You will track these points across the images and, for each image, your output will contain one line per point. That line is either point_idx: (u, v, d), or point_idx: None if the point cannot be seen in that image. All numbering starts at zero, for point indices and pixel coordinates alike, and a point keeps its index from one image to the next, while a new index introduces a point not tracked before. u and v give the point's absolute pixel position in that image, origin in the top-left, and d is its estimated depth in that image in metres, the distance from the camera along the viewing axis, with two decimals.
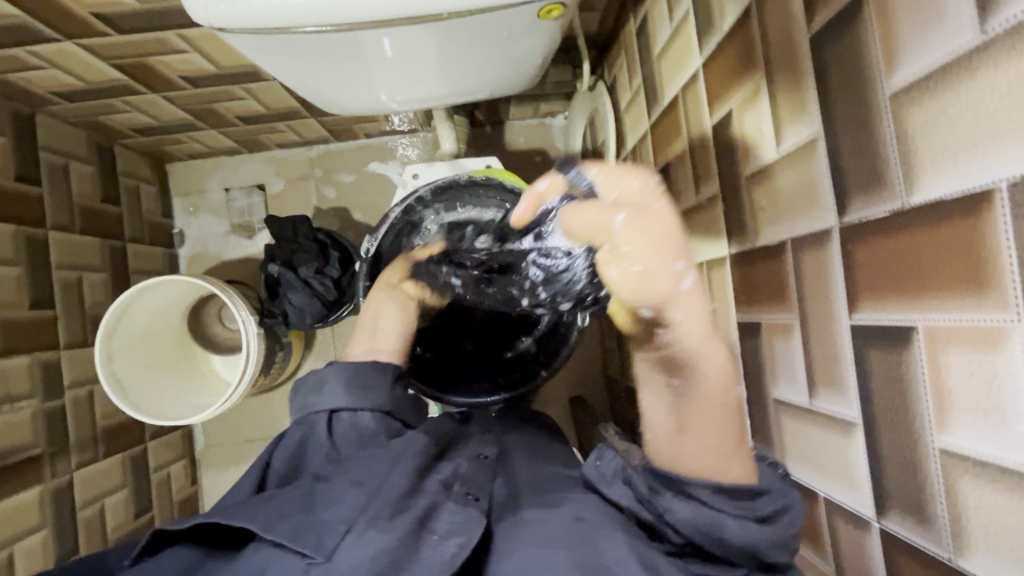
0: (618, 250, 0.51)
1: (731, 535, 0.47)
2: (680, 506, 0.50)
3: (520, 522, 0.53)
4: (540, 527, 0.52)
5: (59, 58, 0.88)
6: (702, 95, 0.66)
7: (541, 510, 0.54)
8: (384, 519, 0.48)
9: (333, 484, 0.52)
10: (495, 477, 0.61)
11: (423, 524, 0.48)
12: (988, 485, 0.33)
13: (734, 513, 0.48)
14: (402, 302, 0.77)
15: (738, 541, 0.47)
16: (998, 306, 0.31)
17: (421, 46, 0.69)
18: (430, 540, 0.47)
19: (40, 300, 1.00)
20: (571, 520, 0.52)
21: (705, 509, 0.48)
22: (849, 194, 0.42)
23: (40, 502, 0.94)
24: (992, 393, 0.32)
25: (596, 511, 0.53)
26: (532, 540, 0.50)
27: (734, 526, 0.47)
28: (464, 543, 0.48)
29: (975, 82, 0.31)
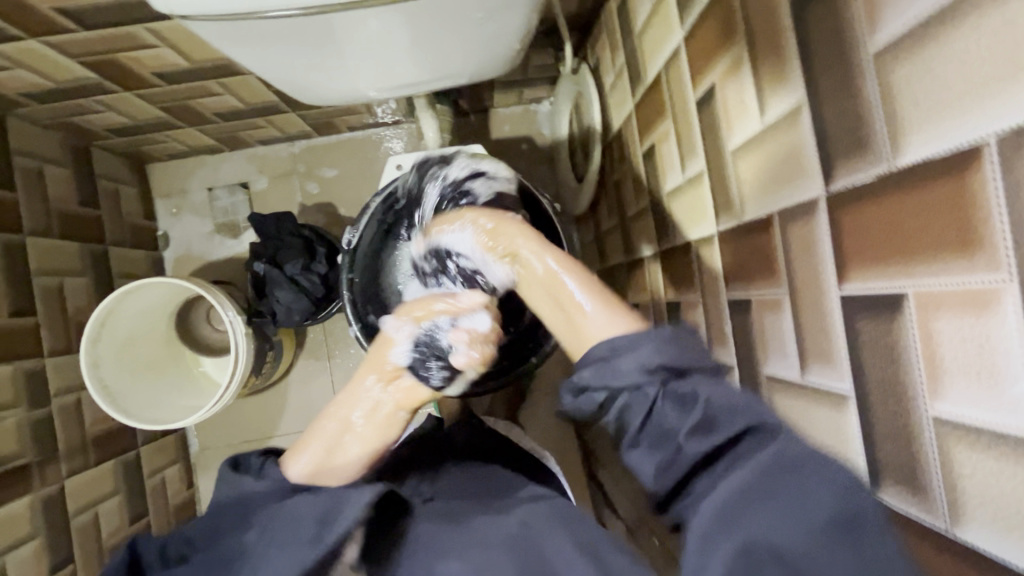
0: (528, 265, 0.64)
1: (630, 366, 0.46)
2: (606, 359, 0.48)
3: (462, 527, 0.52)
4: (482, 531, 0.51)
5: (25, 57, 0.86)
6: (684, 69, 0.64)
7: (478, 519, 0.53)
8: (296, 510, 0.49)
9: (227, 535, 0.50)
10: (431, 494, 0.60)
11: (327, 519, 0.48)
12: (984, 452, 0.32)
13: (633, 351, 0.47)
14: (387, 418, 0.66)
15: (646, 375, 0.45)
16: (989, 266, 0.30)
17: (395, 29, 0.67)
18: None
19: (21, 307, 0.98)
20: (507, 533, 0.51)
21: (607, 361, 0.48)
22: (835, 160, 0.40)
23: (30, 511, 0.93)
24: (985, 357, 0.31)
25: (529, 521, 0.53)
26: (472, 544, 0.50)
27: (632, 354, 0.46)
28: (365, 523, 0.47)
29: (961, 34, 0.30)
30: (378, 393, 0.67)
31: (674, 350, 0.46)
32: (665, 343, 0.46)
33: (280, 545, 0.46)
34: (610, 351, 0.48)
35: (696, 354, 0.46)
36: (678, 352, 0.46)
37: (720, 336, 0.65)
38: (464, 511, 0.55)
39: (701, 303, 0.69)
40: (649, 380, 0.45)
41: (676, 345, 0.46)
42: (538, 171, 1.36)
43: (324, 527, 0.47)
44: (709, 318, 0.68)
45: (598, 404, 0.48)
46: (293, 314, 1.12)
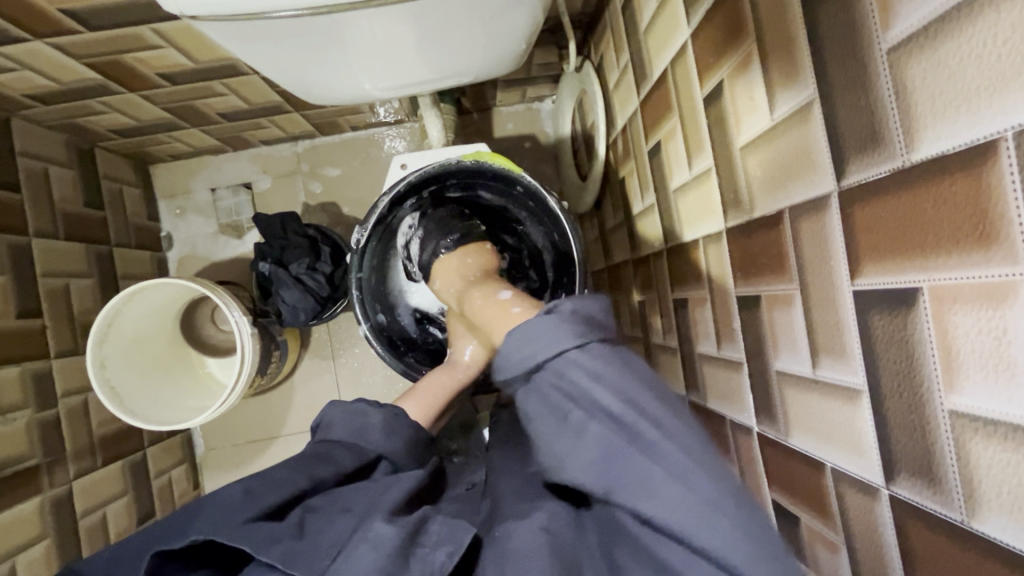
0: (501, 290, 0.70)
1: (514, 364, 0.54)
2: (501, 359, 0.56)
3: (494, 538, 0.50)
4: (510, 539, 0.49)
5: (30, 58, 0.86)
6: (691, 67, 0.65)
7: (512, 523, 0.51)
8: (385, 516, 0.47)
9: (323, 511, 0.51)
10: (480, 503, 0.62)
11: (413, 536, 0.47)
12: (1001, 444, 0.32)
13: (517, 348, 0.54)
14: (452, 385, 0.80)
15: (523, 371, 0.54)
16: (1006, 259, 0.30)
17: (401, 29, 0.67)
18: (420, 552, 0.46)
19: (28, 309, 0.98)
20: (538, 529, 0.49)
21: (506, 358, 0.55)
22: (848, 155, 0.40)
23: (39, 511, 0.93)
24: (1002, 350, 0.31)
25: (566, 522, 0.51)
26: (506, 554, 0.47)
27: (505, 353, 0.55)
28: (455, 550, 0.47)
29: (976, 29, 0.30)
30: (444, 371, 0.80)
31: (542, 342, 0.53)
32: (547, 330, 0.53)
33: (364, 548, 0.45)
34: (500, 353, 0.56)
35: (572, 339, 0.52)
36: (537, 343, 0.53)
37: (728, 332, 0.65)
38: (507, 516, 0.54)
39: (709, 299, 0.70)
40: (518, 376, 0.54)
41: (552, 332, 0.53)
42: (542, 169, 1.36)
43: (411, 544, 0.46)
44: (716, 315, 0.68)
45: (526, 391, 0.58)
46: (299, 313, 1.12)
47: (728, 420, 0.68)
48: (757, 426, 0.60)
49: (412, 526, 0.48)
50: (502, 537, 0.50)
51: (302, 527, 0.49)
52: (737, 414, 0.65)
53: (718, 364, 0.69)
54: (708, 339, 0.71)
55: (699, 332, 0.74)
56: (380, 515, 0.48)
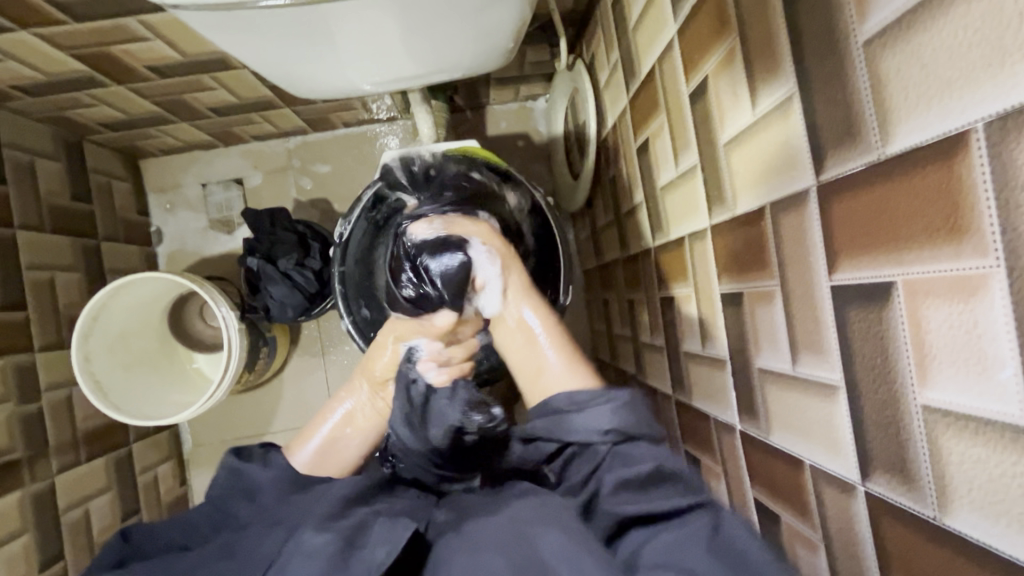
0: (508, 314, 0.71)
1: (586, 424, 0.54)
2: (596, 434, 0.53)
3: (459, 532, 0.48)
4: (477, 536, 0.47)
5: (16, 49, 0.85)
6: (677, 62, 0.64)
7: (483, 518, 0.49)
8: (318, 525, 0.47)
9: (255, 530, 0.52)
10: (436, 506, 0.55)
11: (352, 539, 0.46)
12: (972, 439, 0.32)
13: (589, 410, 0.54)
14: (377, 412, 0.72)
15: (603, 435, 0.52)
16: (977, 252, 0.30)
17: (387, 21, 0.67)
18: (360, 552, 0.45)
19: (12, 302, 0.97)
20: (507, 519, 0.48)
21: (562, 416, 0.56)
22: (825, 150, 0.40)
23: (20, 506, 0.92)
24: (972, 344, 0.31)
25: (534, 505, 0.49)
26: (464, 547, 0.46)
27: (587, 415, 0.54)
28: (393, 550, 0.45)
29: (948, 20, 0.30)
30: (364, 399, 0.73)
31: (628, 416, 0.52)
32: (643, 411, 0.53)
33: (300, 558, 0.45)
34: (581, 404, 0.55)
35: (659, 428, 0.53)
36: (638, 417, 0.52)
37: (713, 330, 0.65)
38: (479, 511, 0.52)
39: (695, 297, 0.69)
40: (600, 440, 0.52)
41: (643, 412, 0.53)
42: (534, 168, 1.36)
43: (350, 550, 0.45)
44: (701, 313, 0.68)
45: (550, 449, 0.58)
46: (287, 309, 1.12)
47: (712, 419, 0.68)
48: (739, 424, 0.60)
49: (351, 529, 0.47)
50: (471, 531, 0.48)
51: (233, 548, 0.50)
52: (721, 412, 0.65)
53: (703, 362, 0.69)
54: (694, 336, 0.71)
55: (685, 330, 0.74)
56: (313, 526, 0.47)
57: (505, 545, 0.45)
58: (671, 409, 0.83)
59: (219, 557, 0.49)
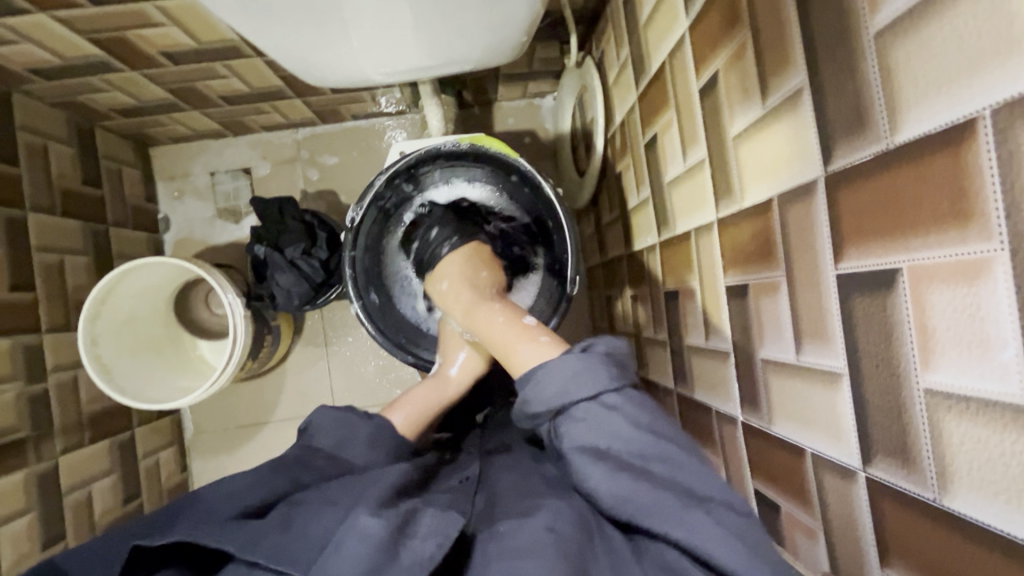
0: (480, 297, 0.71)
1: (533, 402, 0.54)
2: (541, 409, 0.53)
3: (495, 535, 0.48)
4: (512, 536, 0.46)
5: (33, 32, 0.86)
6: (688, 57, 0.65)
7: (516, 520, 0.48)
8: (373, 509, 0.47)
9: (309, 504, 0.51)
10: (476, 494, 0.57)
11: (403, 526, 0.46)
12: (973, 420, 0.32)
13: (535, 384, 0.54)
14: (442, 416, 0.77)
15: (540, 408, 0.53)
16: (981, 236, 0.30)
17: (401, 10, 0.68)
18: (410, 542, 0.45)
19: (21, 282, 0.98)
20: (542, 528, 0.46)
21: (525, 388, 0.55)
22: (835, 140, 0.41)
23: (25, 485, 0.93)
24: (975, 327, 0.32)
25: (573, 519, 0.48)
26: (503, 551, 0.45)
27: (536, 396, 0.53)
28: (444, 542, 0.46)
29: (959, 9, 0.31)
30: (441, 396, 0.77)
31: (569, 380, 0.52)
32: (579, 368, 0.52)
33: (349, 542, 0.44)
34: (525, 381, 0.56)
35: (606, 379, 0.51)
36: (566, 380, 0.52)
37: (716, 323, 0.66)
38: (511, 512, 0.51)
39: (699, 291, 0.70)
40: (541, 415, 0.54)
41: (582, 372, 0.51)
42: (540, 164, 1.37)
43: (399, 538, 0.45)
44: (705, 306, 0.69)
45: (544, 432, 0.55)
46: (292, 298, 1.13)
47: (714, 412, 0.68)
48: (741, 416, 0.61)
49: (401, 518, 0.46)
50: (507, 534, 0.47)
51: (288, 522, 0.49)
52: (723, 404, 0.66)
53: (706, 356, 0.70)
54: (697, 330, 0.72)
55: (689, 324, 0.75)
56: (366, 508, 0.47)
57: (554, 549, 0.43)
58: (672, 403, 0.84)
59: (275, 530, 0.48)
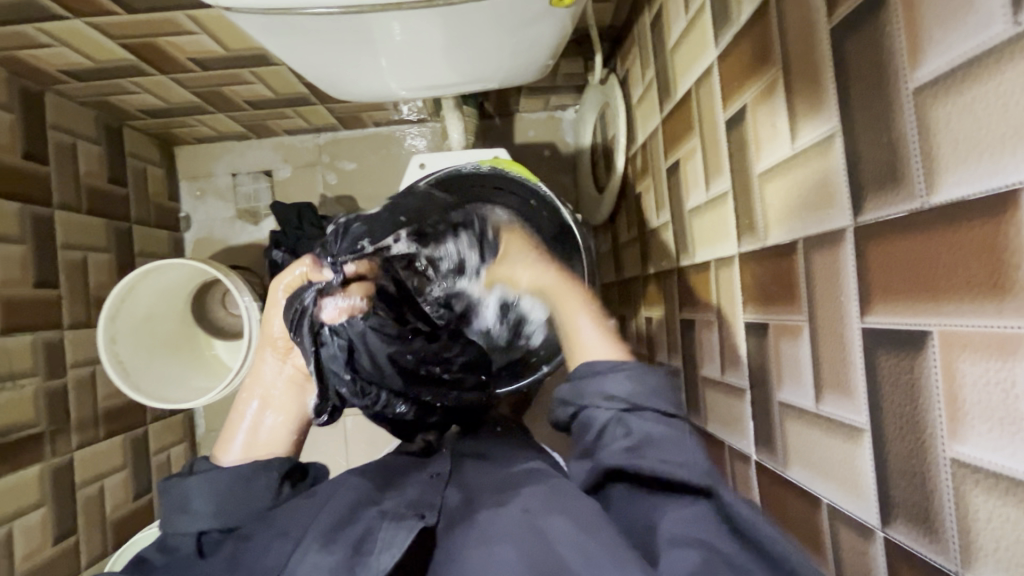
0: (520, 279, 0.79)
1: (596, 390, 0.55)
2: (594, 385, 0.55)
3: (472, 524, 0.49)
4: (490, 527, 0.48)
5: (68, 37, 0.88)
6: (715, 88, 0.64)
7: (491, 509, 0.50)
8: (322, 539, 0.48)
9: (262, 537, 0.53)
10: (449, 487, 0.57)
11: (357, 550, 0.47)
12: (1001, 498, 0.31)
13: (598, 380, 0.55)
14: (294, 381, 0.69)
15: (607, 401, 0.54)
16: (1020, 312, 0.29)
17: (430, 32, 0.68)
18: (367, 559, 0.47)
19: (45, 279, 1.00)
20: (519, 512, 0.48)
21: (580, 381, 0.57)
22: (866, 192, 0.40)
23: (40, 479, 0.94)
24: (1009, 403, 0.31)
25: (546, 496, 0.50)
26: (480, 541, 0.47)
27: (619, 380, 0.54)
28: (398, 554, 0.46)
29: (1005, 76, 0.30)
30: (281, 363, 0.70)
31: (634, 386, 0.53)
32: (656, 386, 0.54)
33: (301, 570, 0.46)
34: (589, 376, 0.56)
35: (671, 402, 0.53)
36: (648, 386, 0.53)
37: (733, 358, 0.65)
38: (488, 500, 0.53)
39: (717, 323, 0.69)
40: (609, 404, 0.53)
41: (659, 387, 0.54)
42: (559, 178, 1.36)
43: (355, 559, 0.47)
44: (722, 339, 0.68)
45: (569, 414, 0.57)
46: None
47: (727, 447, 0.67)
48: (755, 455, 0.60)
49: (356, 539, 0.48)
50: (483, 524, 0.49)
51: (240, 556, 0.52)
52: (736, 440, 0.65)
53: (721, 389, 0.68)
54: (713, 362, 0.71)
55: (705, 355, 0.73)
56: (317, 540, 0.48)
57: (519, 536, 0.46)
58: None
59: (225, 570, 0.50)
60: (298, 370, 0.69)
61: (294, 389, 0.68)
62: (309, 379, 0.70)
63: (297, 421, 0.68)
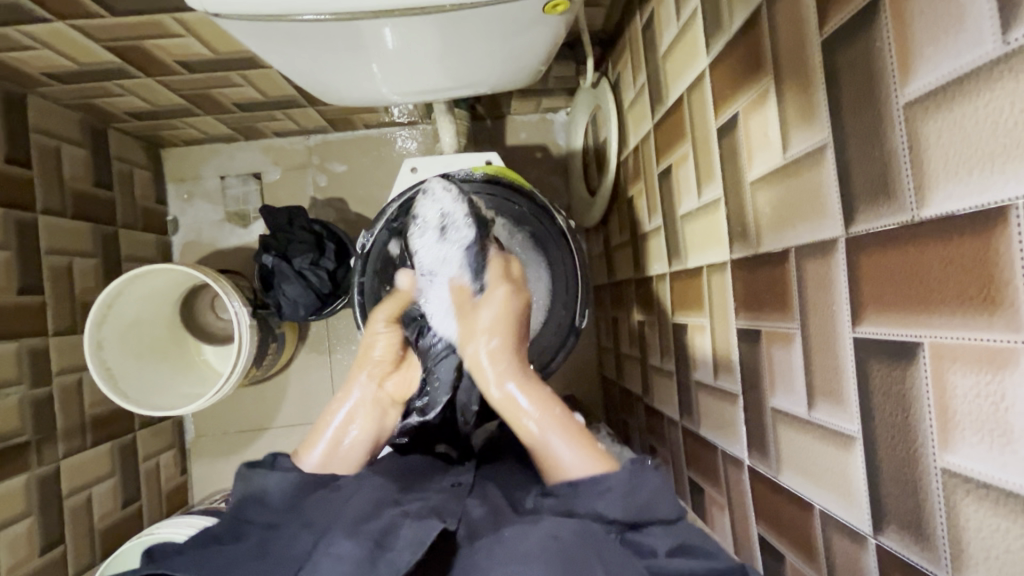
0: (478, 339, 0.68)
1: (587, 510, 0.53)
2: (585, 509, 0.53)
3: (499, 539, 0.49)
4: (515, 541, 0.48)
5: (52, 39, 0.86)
6: (707, 95, 0.65)
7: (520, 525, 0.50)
8: (348, 529, 0.48)
9: (288, 528, 0.53)
10: (469, 499, 0.57)
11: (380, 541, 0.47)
12: (991, 508, 0.32)
13: (591, 496, 0.53)
14: (381, 407, 0.72)
15: (607, 524, 0.51)
16: (1009, 326, 0.30)
17: (423, 38, 0.68)
18: (389, 554, 0.46)
19: (29, 285, 0.98)
20: (547, 537, 0.47)
21: (568, 502, 0.54)
22: (857, 204, 0.41)
23: (26, 489, 0.93)
24: (998, 415, 0.31)
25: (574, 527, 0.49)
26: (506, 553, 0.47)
27: (595, 500, 0.52)
28: (419, 549, 0.47)
29: (994, 94, 0.30)
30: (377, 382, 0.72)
31: (641, 499, 0.51)
32: (655, 489, 0.52)
33: (328, 561, 0.46)
34: (577, 494, 0.54)
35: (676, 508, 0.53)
36: (643, 498, 0.52)
37: (726, 363, 0.65)
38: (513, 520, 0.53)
39: (710, 329, 0.69)
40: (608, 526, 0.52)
41: (657, 493, 0.52)
42: (551, 180, 1.37)
43: (378, 552, 0.46)
44: (715, 344, 0.68)
45: None
46: (299, 308, 1.12)
47: (720, 451, 0.68)
48: (748, 461, 0.60)
49: (379, 532, 0.48)
50: (511, 538, 0.48)
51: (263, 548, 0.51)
52: (729, 445, 0.65)
53: (714, 394, 0.69)
54: (706, 367, 0.71)
55: (698, 360, 0.74)
56: (341, 532, 0.48)
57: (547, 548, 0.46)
58: (677, 435, 0.83)
59: (252, 557, 0.50)
60: (387, 395, 0.73)
61: (377, 413, 0.71)
62: (394, 407, 0.73)
63: (372, 441, 0.70)
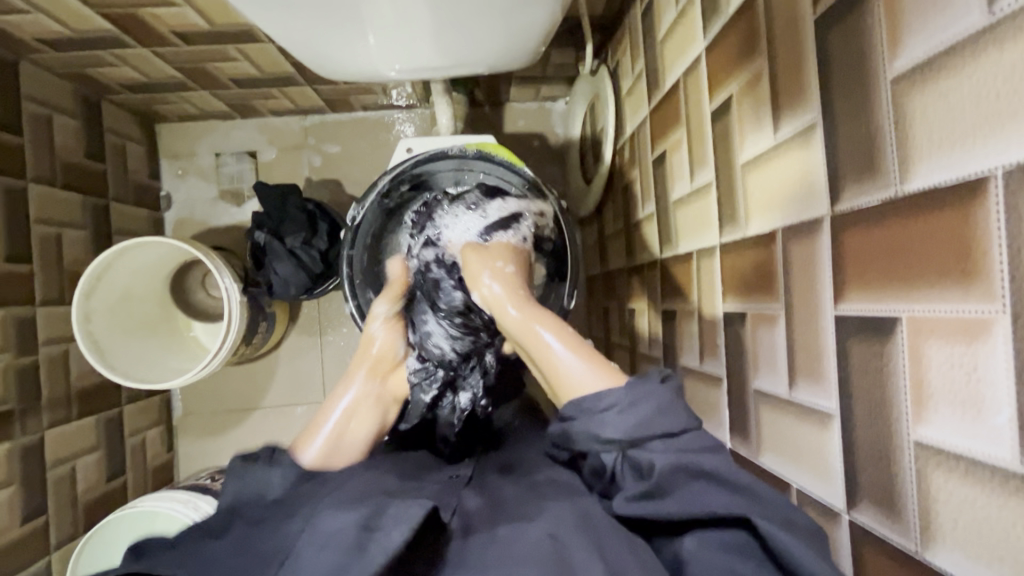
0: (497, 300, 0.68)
1: (583, 434, 0.51)
2: (584, 427, 0.51)
3: (494, 539, 0.49)
4: (512, 543, 0.47)
5: (45, 3, 0.85)
6: (703, 78, 0.65)
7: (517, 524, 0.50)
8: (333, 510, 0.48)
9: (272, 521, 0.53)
10: (465, 491, 0.58)
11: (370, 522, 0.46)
12: (962, 479, 0.32)
13: (591, 420, 0.51)
14: (382, 402, 0.74)
15: (605, 444, 0.50)
16: (985, 296, 0.30)
17: (419, 10, 0.67)
18: (376, 535, 0.45)
19: (17, 253, 0.98)
20: (546, 536, 0.47)
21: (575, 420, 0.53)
22: (844, 182, 0.41)
23: (8, 458, 0.92)
24: (971, 386, 0.32)
25: (573, 522, 0.49)
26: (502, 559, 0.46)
27: (606, 424, 0.50)
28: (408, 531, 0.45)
29: (979, 65, 0.30)
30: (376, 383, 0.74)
31: (641, 415, 0.48)
32: (658, 405, 0.48)
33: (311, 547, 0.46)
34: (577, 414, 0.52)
35: (684, 415, 0.48)
36: (644, 414, 0.48)
37: (712, 347, 0.66)
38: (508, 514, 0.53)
39: (698, 314, 0.69)
40: (608, 447, 0.50)
41: (662, 409, 0.48)
42: (548, 169, 1.36)
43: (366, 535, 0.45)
44: (702, 329, 0.68)
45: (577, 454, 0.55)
46: (289, 287, 1.12)
47: None
48: (730, 443, 0.61)
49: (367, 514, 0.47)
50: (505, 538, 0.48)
51: (246, 545, 0.50)
52: (713, 428, 0.66)
53: (699, 378, 0.69)
54: (692, 351, 0.72)
55: (685, 346, 0.74)
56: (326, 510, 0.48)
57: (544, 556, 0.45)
58: None
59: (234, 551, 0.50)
60: (388, 392, 0.75)
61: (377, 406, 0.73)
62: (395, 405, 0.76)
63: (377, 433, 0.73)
